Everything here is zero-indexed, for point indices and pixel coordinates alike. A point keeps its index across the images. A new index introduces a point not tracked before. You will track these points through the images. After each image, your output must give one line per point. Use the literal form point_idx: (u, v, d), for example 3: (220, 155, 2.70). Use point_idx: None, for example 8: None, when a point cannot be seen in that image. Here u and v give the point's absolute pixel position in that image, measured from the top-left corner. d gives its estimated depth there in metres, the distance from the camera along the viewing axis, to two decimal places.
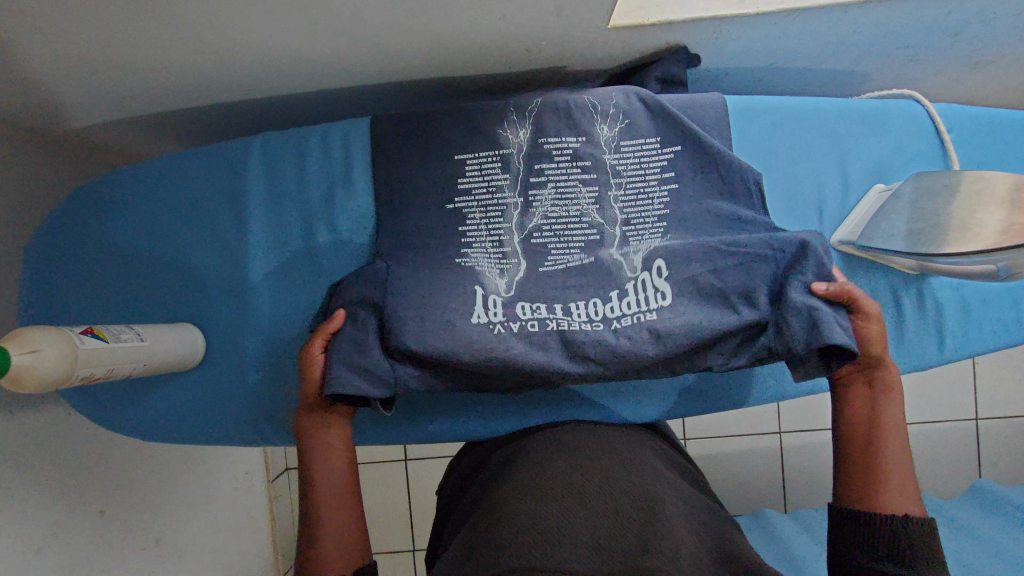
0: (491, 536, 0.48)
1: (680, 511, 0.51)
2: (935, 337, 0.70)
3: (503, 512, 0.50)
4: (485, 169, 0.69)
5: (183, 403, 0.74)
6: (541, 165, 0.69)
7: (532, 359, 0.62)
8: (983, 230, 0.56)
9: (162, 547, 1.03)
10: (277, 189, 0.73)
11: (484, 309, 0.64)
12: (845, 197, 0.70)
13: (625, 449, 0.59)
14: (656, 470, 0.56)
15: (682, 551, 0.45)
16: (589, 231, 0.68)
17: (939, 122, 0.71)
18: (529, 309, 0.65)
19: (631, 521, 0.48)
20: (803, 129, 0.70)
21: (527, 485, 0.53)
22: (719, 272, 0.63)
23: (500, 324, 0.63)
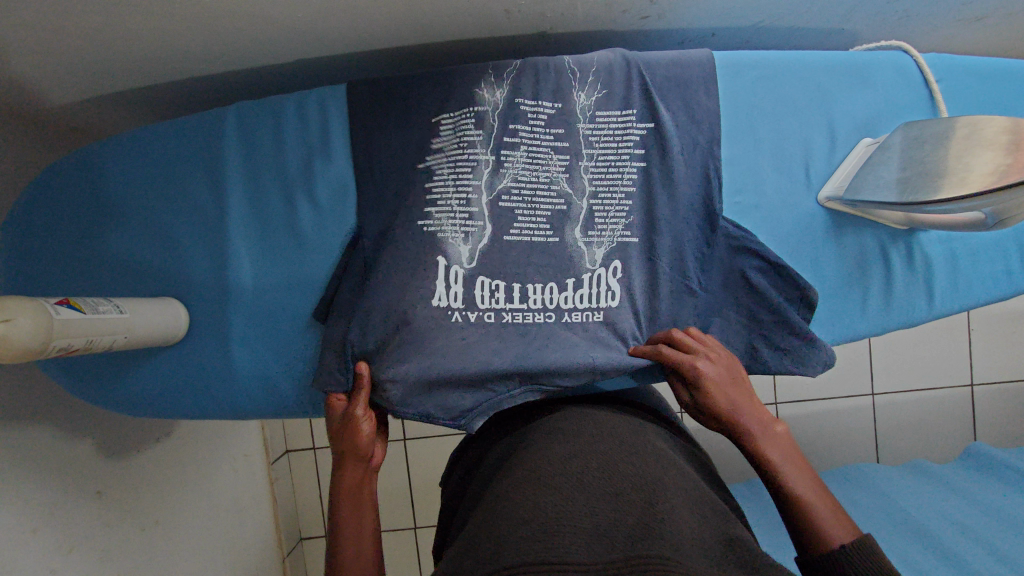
0: (494, 529, 0.46)
1: (682, 492, 0.49)
2: (924, 291, 0.69)
3: (504, 505, 0.48)
4: (458, 127, 0.68)
5: (168, 380, 0.73)
6: (515, 126, 0.67)
7: (489, 346, 0.66)
8: (969, 174, 0.54)
9: (162, 528, 1.04)
10: (255, 162, 0.72)
11: (444, 292, 0.66)
12: (832, 152, 0.69)
13: (623, 433, 0.58)
14: (658, 451, 0.55)
15: (685, 534, 0.44)
16: (556, 200, 0.68)
17: (928, 72, 0.69)
18: (487, 292, 0.67)
19: (634, 504, 0.46)
20: (786, 84, 0.69)
21: (526, 478, 0.50)
22: (664, 276, 0.68)
23: (458, 310, 0.66)
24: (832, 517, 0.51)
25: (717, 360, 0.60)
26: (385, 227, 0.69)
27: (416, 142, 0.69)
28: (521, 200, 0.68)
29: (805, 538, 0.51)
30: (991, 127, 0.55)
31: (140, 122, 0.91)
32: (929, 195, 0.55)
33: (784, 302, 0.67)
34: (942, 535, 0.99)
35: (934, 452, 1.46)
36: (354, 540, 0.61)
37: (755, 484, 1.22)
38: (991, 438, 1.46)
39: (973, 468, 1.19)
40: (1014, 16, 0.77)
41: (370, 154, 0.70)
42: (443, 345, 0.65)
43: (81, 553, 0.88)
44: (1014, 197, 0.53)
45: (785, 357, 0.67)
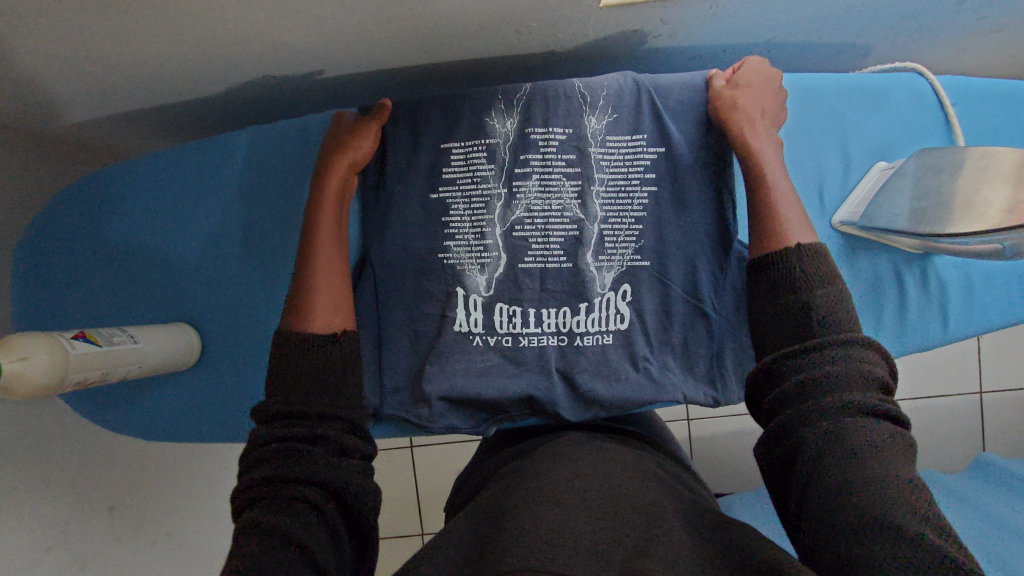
0: (493, 544, 0.46)
1: (681, 520, 0.50)
2: (938, 316, 0.69)
3: (505, 520, 0.48)
4: (467, 159, 0.68)
5: (178, 403, 0.73)
6: (525, 157, 0.67)
7: (502, 368, 0.68)
8: (988, 209, 0.53)
9: (174, 540, 1.05)
10: (265, 185, 0.72)
11: (464, 318, 0.68)
12: (846, 177, 0.68)
13: (624, 460, 0.59)
14: (658, 482, 0.55)
15: (684, 557, 0.44)
16: (569, 226, 0.68)
17: (944, 95, 0.68)
18: (505, 319, 0.68)
19: (634, 528, 0.47)
20: (803, 111, 0.68)
21: (527, 493, 0.51)
22: (673, 302, 0.68)
23: (478, 335, 0.68)
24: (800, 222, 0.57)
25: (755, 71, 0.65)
26: (397, 249, 0.69)
27: (426, 164, 0.69)
28: (533, 228, 0.68)
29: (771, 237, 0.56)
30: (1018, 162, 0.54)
31: (151, 143, 0.92)
32: (941, 228, 0.55)
33: None
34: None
35: (943, 462, 1.45)
36: (330, 283, 0.58)
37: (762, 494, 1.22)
38: (1000, 445, 1.45)
39: (979, 477, 1.18)
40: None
41: (380, 175, 0.70)
42: (461, 371, 0.67)
43: (94, 568, 0.89)
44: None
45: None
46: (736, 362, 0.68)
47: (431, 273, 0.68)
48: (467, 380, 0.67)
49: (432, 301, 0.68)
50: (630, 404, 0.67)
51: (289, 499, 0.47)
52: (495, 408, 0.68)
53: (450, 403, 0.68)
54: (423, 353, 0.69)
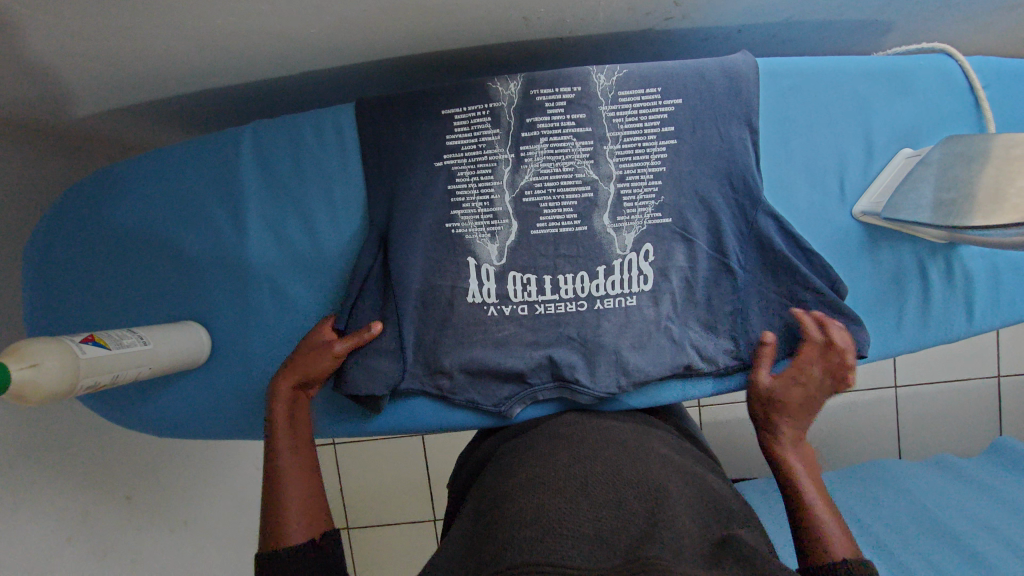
0: (497, 530, 0.47)
1: (684, 501, 0.49)
2: (963, 307, 0.66)
3: (506, 508, 0.49)
4: (473, 124, 0.66)
5: (184, 402, 0.72)
6: (532, 119, 0.65)
7: (512, 361, 0.67)
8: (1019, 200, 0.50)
9: (192, 528, 1.07)
10: (263, 181, 0.69)
11: (477, 289, 0.68)
12: (868, 164, 0.65)
13: (629, 441, 0.58)
14: (661, 461, 0.55)
15: (686, 539, 0.44)
16: (582, 188, 0.66)
17: (974, 79, 0.63)
18: (519, 287, 0.68)
19: (637, 510, 0.46)
20: (823, 92, 0.64)
21: (530, 482, 0.51)
22: (696, 259, 0.66)
23: (493, 305, 0.68)
24: (838, 534, 0.52)
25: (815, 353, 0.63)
26: (403, 243, 0.67)
27: (432, 159, 0.66)
28: (544, 193, 0.67)
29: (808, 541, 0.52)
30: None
31: (152, 137, 0.90)
32: (954, 222, 0.54)
33: (825, 289, 0.64)
34: (953, 525, 0.98)
35: (957, 447, 1.44)
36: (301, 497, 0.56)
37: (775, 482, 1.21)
38: (1017, 430, 1.44)
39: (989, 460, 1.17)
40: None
41: (384, 168, 0.67)
42: (475, 339, 0.68)
43: (113, 558, 0.90)
44: None
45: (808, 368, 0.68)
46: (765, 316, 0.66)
47: (441, 268, 0.67)
48: (485, 350, 0.67)
49: (443, 297, 0.68)
50: (652, 371, 0.66)
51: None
52: (512, 377, 0.68)
53: (470, 375, 0.68)
54: (432, 347, 0.68)
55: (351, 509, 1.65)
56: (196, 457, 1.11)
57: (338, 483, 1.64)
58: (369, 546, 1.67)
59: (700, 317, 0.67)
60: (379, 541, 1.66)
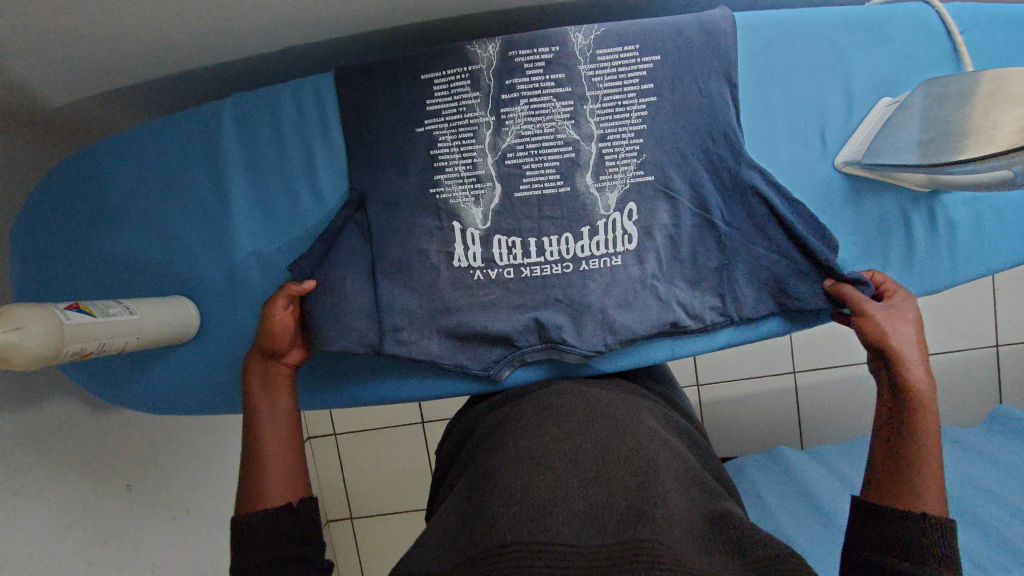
0: (483, 508, 0.44)
1: (673, 470, 0.47)
2: (948, 255, 0.66)
3: (492, 481, 0.45)
4: (453, 88, 0.66)
5: (177, 376, 0.72)
6: (511, 81, 0.66)
7: (499, 324, 0.67)
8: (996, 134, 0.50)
9: (193, 516, 1.07)
10: (246, 154, 0.69)
11: (463, 254, 0.68)
12: (849, 115, 0.64)
13: (619, 407, 0.55)
14: (651, 430, 0.52)
15: (676, 516, 0.42)
16: (563, 148, 0.66)
17: (952, 24, 0.62)
18: (504, 251, 0.68)
19: (628, 487, 0.44)
20: (803, 43, 0.64)
21: (518, 450, 0.48)
22: (679, 215, 0.66)
23: (479, 269, 0.68)
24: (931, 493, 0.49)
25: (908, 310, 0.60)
26: (388, 211, 0.67)
27: (413, 125, 0.67)
28: (526, 154, 0.67)
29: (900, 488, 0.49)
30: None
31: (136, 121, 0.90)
32: (930, 162, 0.54)
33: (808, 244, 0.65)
34: (958, 494, 0.98)
35: (955, 416, 1.45)
36: (281, 465, 0.56)
37: (774, 455, 1.21)
38: (1014, 397, 1.44)
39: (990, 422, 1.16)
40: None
41: (366, 137, 0.67)
42: (463, 303, 0.68)
43: (116, 545, 0.90)
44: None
45: (793, 323, 0.69)
46: (750, 271, 0.67)
47: (427, 235, 0.68)
48: (472, 314, 0.68)
49: (429, 264, 0.68)
50: (639, 328, 0.66)
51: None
52: (500, 340, 0.68)
53: (458, 339, 0.68)
54: (420, 313, 0.68)
55: (354, 499, 1.65)
56: (193, 449, 1.11)
57: (340, 473, 1.65)
58: (373, 535, 1.67)
59: (686, 275, 0.67)
60: (383, 530, 1.67)
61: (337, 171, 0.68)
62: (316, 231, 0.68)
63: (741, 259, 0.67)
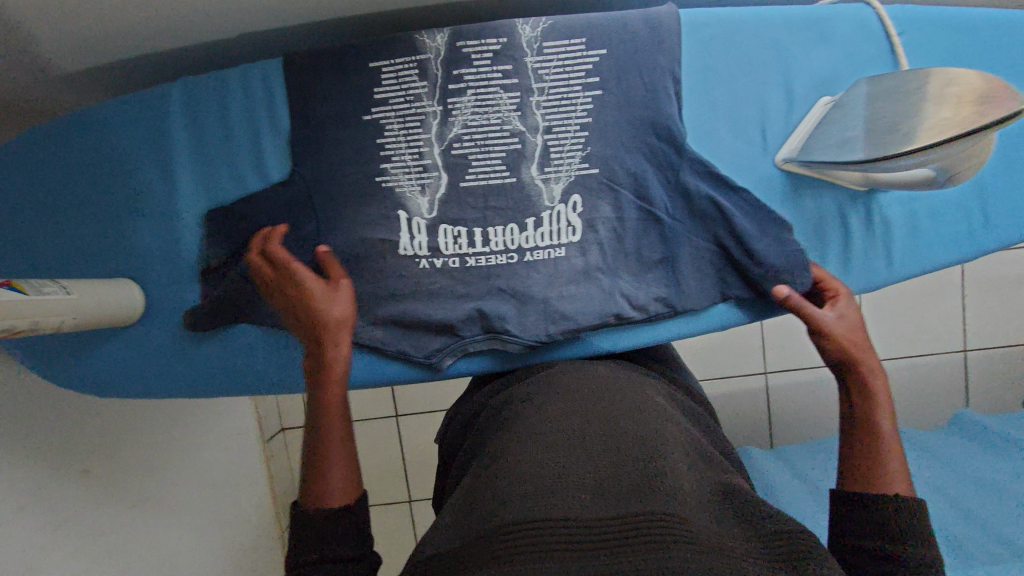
0: (485, 491, 0.41)
1: (680, 441, 0.45)
2: (883, 254, 0.67)
3: (502, 458, 0.43)
4: (401, 77, 0.66)
5: (119, 359, 0.72)
6: (459, 72, 0.66)
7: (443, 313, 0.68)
8: (909, 134, 0.52)
9: (153, 504, 1.09)
10: (193, 138, 0.69)
11: (409, 242, 0.68)
12: (789, 114, 0.65)
13: (626, 384, 0.53)
14: (658, 405, 0.50)
15: (686, 487, 0.40)
16: (510, 139, 0.67)
17: (890, 26, 0.63)
18: (450, 240, 0.68)
19: (639, 456, 0.41)
20: (746, 41, 0.64)
21: (528, 427, 0.46)
22: (623, 208, 0.67)
23: (424, 258, 0.69)
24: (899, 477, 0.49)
25: (850, 305, 0.61)
26: (334, 198, 0.68)
27: (361, 114, 0.67)
28: (472, 145, 0.67)
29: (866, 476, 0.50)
30: (997, 89, 0.50)
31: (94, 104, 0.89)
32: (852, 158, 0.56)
33: (757, 238, 0.65)
34: (935, 517, 0.99)
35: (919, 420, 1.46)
36: (341, 459, 0.52)
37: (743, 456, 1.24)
38: None
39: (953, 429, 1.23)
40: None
41: (313, 125, 0.67)
42: (408, 291, 0.69)
43: (64, 528, 0.91)
44: (951, 151, 0.51)
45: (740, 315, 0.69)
46: (698, 264, 0.67)
47: (373, 223, 0.68)
48: (417, 302, 0.69)
49: (375, 252, 0.68)
50: (582, 319, 0.67)
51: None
52: (444, 329, 0.69)
53: (402, 327, 0.69)
54: (364, 300, 0.69)
55: None
56: (157, 438, 1.14)
57: None
58: None
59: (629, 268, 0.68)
60: None
61: (285, 157, 0.68)
62: (261, 216, 0.68)
63: (685, 253, 0.67)
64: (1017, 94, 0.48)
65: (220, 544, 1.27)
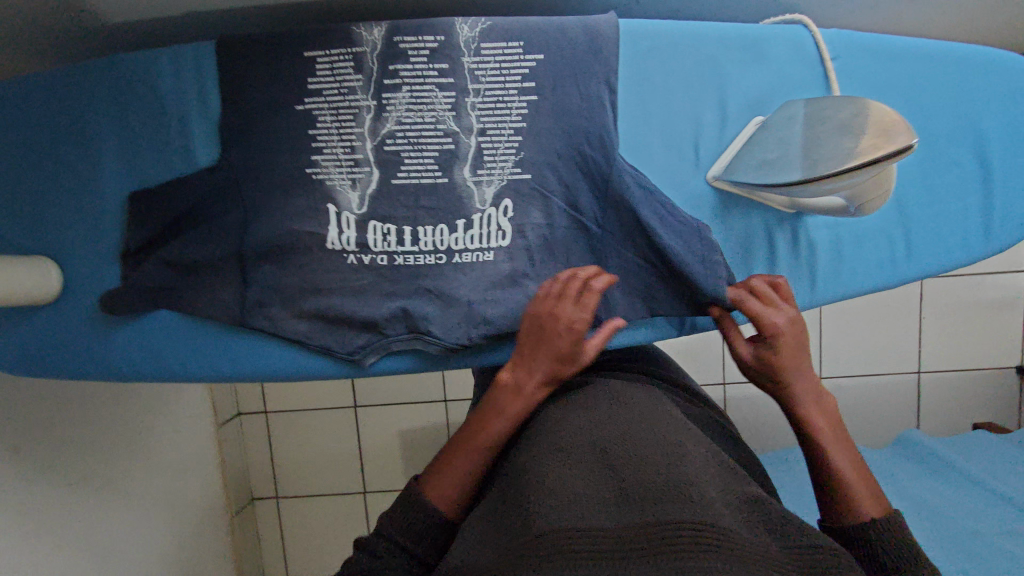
0: (519, 500, 0.44)
1: (702, 451, 0.46)
2: (807, 277, 0.67)
3: (527, 474, 0.45)
4: (335, 69, 0.65)
5: (35, 339, 0.70)
6: (394, 67, 0.65)
7: (368, 310, 0.67)
8: (814, 164, 0.54)
9: (92, 482, 1.11)
10: (119, 118, 0.67)
11: (337, 237, 0.67)
12: (722, 132, 0.66)
13: (646, 398, 0.54)
14: (676, 416, 0.52)
15: (711, 491, 0.41)
16: (443, 139, 0.66)
17: (824, 50, 0.64)
18: (379, 237, 0.68)
19: (659, 464, 0.43)
20: (683, 56, 0.65)
21: (549, 444, 0.48)
22: (554, 216, 0.67)
23: (352, 253, 0.68)
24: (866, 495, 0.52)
25: (785, 347, 0.58)
26: (262, 188, 0.67)
27: (293, 103, 0.66)
28: (405, 142, 0.66)
29: (837, 507, 0.52)
30: (890, 122, 0.51)
31: None
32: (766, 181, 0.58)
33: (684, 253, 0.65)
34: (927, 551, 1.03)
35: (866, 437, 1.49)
36: (460, 463, 0.54)
37: None
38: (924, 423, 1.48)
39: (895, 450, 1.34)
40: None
41: (244, 112, 0.66)
42: (335, 287, 0.68)
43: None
44: (849, 182, 0.53)
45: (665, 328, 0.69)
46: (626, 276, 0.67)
47: (301, 215, 0.67)
48: (344, 299, 0.67)
49: (302, 245, 0.67)
50: (504, 324, 0.66)
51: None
52: (369, 326, 0.68)
53: (327, 322, 0.68)
54: (289, 293, 0.68)
55: (279, 480, 1.64)
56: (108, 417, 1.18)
57: (266, 453, 1.63)
58: (296, 515, 1.66)
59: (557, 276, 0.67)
60: (306, 512, 1.66)
61: (214, 143, 0.67)
62: (186, 201, 0.66)
63: (612, 264, 0.67)
64: (907, 131, 0.50)
65: (155, 524, 1.29)
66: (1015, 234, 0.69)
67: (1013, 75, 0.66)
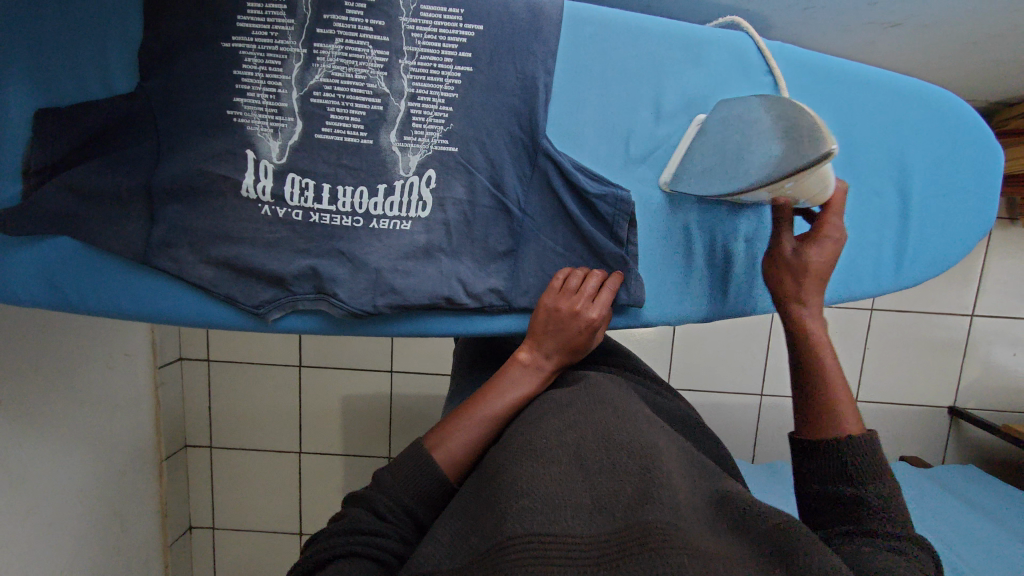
0: (491, 503, 0.43)
1: (672, 453, 0.47)
2: (718, 288, 0.72)
3: (500, 476, 0.44)
4: (266, 10, 0.63)
5: None
6: (329, 17, 0.63)
7: (278, 264, 0.65)
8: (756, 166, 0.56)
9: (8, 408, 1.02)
10: (33, 33, 0.63)
11: (252, 185, 0.65)
12: (656, 130, 0.66)
13: (619, 400, 0.54)
14: (647, 418, 0.52)
15: (682, 497, 0.42)
16: (372, 99, 0.64)
17: (769, 61, 0.65)
18: (297, 191, 0.65)
19: (630, 472, 0.43)
20: (625, 48, 0.65)
21: (522, 445, 0.47)
22: (478, 193, 0.66)
23: (268, 204, 0.66)
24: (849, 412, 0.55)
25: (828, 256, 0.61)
26: (180, 124, 0.64)
27: (218, 40, 0.63)
28: (332, 97, 0.64)
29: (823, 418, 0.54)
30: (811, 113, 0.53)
31: None
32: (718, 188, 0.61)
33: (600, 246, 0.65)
34: None
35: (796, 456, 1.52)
36: (459, 432, 0.55)
37: None
38: None
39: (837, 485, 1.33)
40: (911, 20, 0.71)
41: (167, 43, 0.63)
42: (246, 235, 0.65)
43: None
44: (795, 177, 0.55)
45: None
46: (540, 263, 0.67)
47: (216, 157, 0.64)
48: (253, 250, 0.65)
49: (215, 188, 0.65)
50: (414, 296, 0.65)
51: (345, 558, 0.46)
52: (276, 281, 0.66)
53: (235, 271, 0.66)
54: (197, 236, 0.65)
55: (215, 430, 1.62)
56: (57, 356, 1.15)
57: (204, 401, 1.61)
58: (229, 466, 1.65)
59: (474, 254, 0.66)
60: (240, 464, 1.64)
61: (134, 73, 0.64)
62: (97, 128, 0.64)
63: (529, 249, 0.67)
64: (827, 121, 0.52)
65: (90, 467, 1.27)
66: (926, 275, 0.71)
67: (943, 118, 0.68)
